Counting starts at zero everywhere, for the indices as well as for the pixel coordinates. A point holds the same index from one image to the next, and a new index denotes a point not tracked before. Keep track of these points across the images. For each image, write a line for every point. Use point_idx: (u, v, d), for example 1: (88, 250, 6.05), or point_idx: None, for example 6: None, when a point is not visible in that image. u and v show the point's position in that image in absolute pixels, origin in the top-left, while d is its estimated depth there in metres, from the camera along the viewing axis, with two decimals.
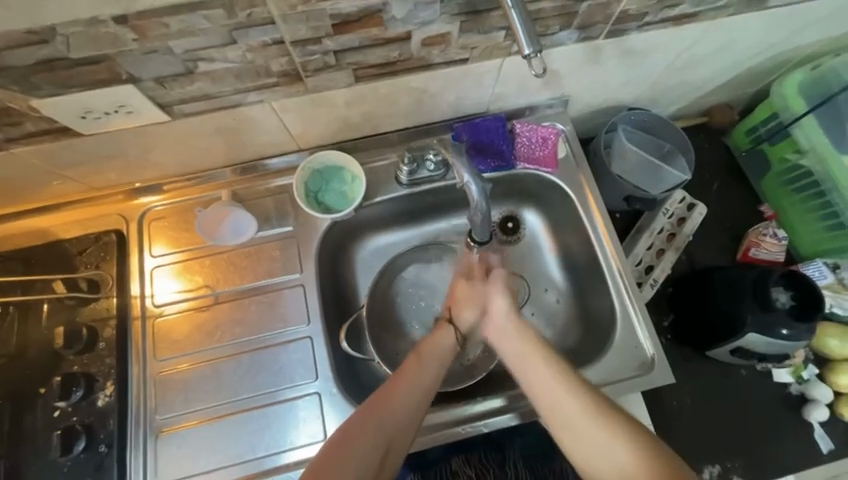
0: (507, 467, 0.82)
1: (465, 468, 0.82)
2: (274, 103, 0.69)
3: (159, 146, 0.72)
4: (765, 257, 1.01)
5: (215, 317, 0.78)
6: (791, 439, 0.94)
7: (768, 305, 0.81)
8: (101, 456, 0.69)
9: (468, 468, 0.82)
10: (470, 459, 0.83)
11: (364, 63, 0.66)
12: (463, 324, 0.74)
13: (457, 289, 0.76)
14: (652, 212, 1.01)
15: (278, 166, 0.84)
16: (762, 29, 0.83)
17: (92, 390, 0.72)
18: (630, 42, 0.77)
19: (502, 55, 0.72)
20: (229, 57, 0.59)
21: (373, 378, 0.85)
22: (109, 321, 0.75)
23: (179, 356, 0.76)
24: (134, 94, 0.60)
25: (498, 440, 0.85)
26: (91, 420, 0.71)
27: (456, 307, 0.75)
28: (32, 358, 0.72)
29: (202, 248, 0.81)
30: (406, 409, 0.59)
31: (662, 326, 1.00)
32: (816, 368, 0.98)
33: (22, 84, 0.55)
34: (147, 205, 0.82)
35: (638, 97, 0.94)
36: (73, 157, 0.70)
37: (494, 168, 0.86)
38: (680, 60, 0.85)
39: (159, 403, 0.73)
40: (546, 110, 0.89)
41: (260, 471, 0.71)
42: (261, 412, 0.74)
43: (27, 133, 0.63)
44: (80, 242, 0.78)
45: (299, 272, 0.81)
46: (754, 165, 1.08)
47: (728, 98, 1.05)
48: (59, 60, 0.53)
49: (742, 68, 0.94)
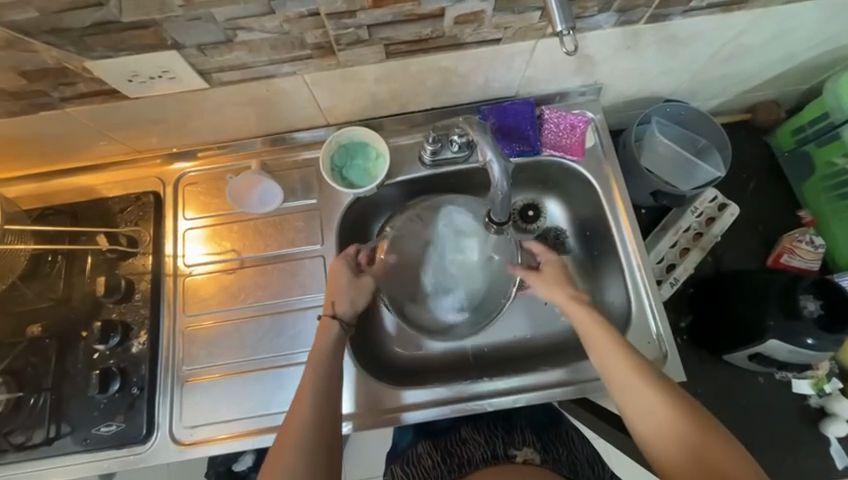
0: (515, 433, 0.79)
1: (474, 435, 0.80)
2: (307, 77, 0.71)
3: (198, 112, 0.75)
4: (797, 264, 0.96)
5: (240, 280, 0.82)
6: (804, 450, 0.92)
7: (795, 313, 0.78)
8: (133, 397, 0.75)
9: (477, 435, 0.79)
10: (479, 428, 0.81)
11: (395, 39, 0.66)
12: (344, 313, 0.72)
13: (343, 299, 0.72)
14: (680, 209, 0.98)
15: (306, 140, 0.86)
16: (820, 20, 0.77)
17: (127, 337, 0.78)
18: (672, 28, 0.74)
19: (535, 36, 0.70)
20: (267, 27, 0.61)
21: (371, 340, 0.88)
22: (145, 276, 0.80)
23: (205, 313, 0.81)
24: (177, 60, 0.63)
25: (507, 412, 0.85)
26: (126, 364, 0.77)
27: (335, 300, 0.72)
28: (75, 304, 0.79)
29: (230, 215, 0.85)
30: (321, 394, 0.64)
31: (680, 326, 0.98)
32: (840, 383, 0.95)
33: (78, 45, 0.59)
34: (181, 170, 0.86)
35: (676, 88, 0.91)
36: (119, 119, 0.74)
37: (519, 152, 0.85)
38: (726, 49, 0.81)
39: (185, 354, 0.79)
40: (577, 98, 0.87)
41: (275, 425, 0.76)
42: (278, 371, 0.78)
43: (80, 93, 0.67)
44: (122, 201, 0.83)
45: (321, 243, 0.84)
46: (795, 167, 1.03)
47: (775, 95, 0.99)
48: (111, 24, 0.57)
49: (796, 61, 0.88)
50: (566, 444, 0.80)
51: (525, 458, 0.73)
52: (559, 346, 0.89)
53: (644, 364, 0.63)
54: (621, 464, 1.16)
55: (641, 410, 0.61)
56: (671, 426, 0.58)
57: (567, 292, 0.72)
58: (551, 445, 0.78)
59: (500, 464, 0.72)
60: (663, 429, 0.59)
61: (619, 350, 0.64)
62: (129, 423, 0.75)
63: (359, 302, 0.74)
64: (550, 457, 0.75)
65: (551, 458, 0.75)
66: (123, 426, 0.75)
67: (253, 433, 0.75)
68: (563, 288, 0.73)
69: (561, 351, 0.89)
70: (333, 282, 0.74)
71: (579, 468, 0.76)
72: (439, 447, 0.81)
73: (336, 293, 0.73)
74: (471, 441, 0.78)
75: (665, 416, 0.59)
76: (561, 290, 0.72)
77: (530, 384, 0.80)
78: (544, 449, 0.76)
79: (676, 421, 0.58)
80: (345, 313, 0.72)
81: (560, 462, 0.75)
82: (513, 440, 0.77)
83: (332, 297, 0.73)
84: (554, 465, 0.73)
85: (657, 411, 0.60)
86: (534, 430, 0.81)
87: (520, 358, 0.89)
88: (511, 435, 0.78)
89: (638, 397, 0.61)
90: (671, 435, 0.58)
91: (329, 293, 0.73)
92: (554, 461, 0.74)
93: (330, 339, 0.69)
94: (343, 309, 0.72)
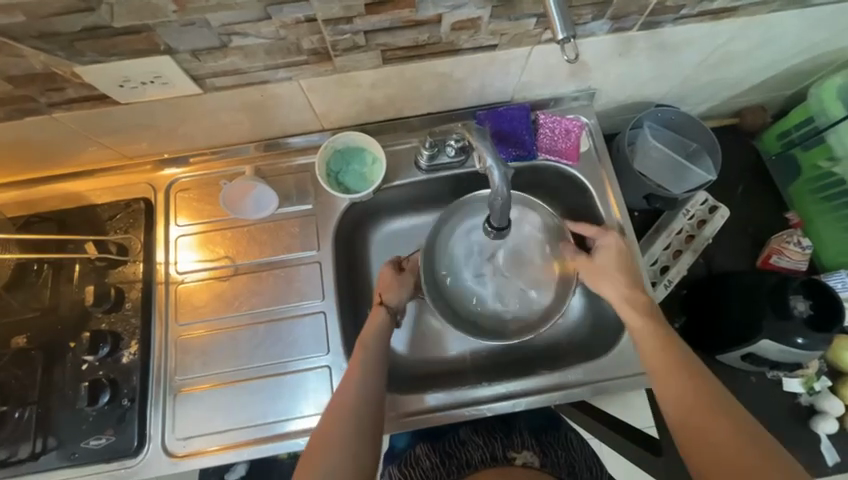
0: (514, 435, 0.80)
1: (474, 437, 0.80)
2: (302, 82, 0.71)
3: (191, 117, 0.74)
4: (786, 265, 0.99)
5: (234, 288, 0.81)
6: (795, 447, 0.94)
7: (786, 314, 0.80)
8: (123, 409, 0.74)
9: (477, 437, 0.80)
10: (479, 430, 0.82)
11: (392, 45, 0.66)
12: (393, 303, 0.78)
13: (392, 291, 0.79)
14: (672, 212, 1.00)
15: (301, 145, 0.86)
16: (805, 27, 0.79)
17: (117, 347, 0.76)
18: (664, 35, 0.75)
19: (530, 43, 0.71)
20: (263, 33, 0.61)
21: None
22: (136, 284, 0.79)
23: (199, 321, 0.79)
24: (170, 65, 0.62)
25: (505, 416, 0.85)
26: (116, 375, 0.75)
27: (385, 292, 0.78)
28: (63, 314, 0.76)
29: (224, 221, 0.83)
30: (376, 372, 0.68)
31: (673, 328, 1.00)
32: (829, 381, 0.97)
33: (67, 50, 0.58)
34: (173, 176, 0.85)
35: (667, 94, 0.92)
36: (108, 124, 0.72)
37: (515, 157, 0.85)
38: (715, 56, 0.83)
39: (178, 365, 0.77)
40: (571, 103, 0.88)
41: (270, 435, 0.74)
42: (274, 380, 0.77)
43: (69, 98, 0.65)
44: (111, 208, 0.82)
45: (317, 249, 0.83)
46: (782, 170, 1.06)
47: (762, 100, 1.02)
48: (101, 29, 0.55)
49: (782, 67, 0.90)
50: (565, 447, 0.80)
51: (524, 460, 0.74)
52: (557, 349, 0.90)
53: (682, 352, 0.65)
54: (615, 465, 1.16)
55: (663, 383, 0.63)
56: (690, 410, 0.59)
57: (623, 292, 0.74)
58: (550, 450, 0.78)
59: (499, 464, 0.73)
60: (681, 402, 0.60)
61: (650, 328, 0.68)
62: (119, 436, 0.73)
63: (404, 294, 0.80)
64: (549, 461, 0.75)
65: (550, 462, 0.75)
66: (113, 439, 0.73)
67: (248, 443, 0.74)
68: (618, 288, 0.75)
69: (559, 354, 0.89)
70: (384, 278, 0.80)
71: (578, 470, 0.76)
72: (438, 448, 0.80)
73: (386, 287, 0.79)
74: (470, 443, 0.79)
75: (686, 399, 0.60)
76: (615, 288, 0.75)
77: (528, 388, 0.79)
78: (543, 452, 0.76)
79: (696, 407, 0.59)
80: (395, 303, 0.78)
81: (558, 465, 0.75)
82: (512, 443, 0.77)
83: (381, 290, 0.79)
84: (553, 468, 0.74)
85: (681, 387, 0.61)
86: (533, 433, 0.81)
87: (518, 361, 0.89)
88: (511, 438, 0.78)
89: (663, 370, 0.64)
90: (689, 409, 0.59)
91: (378, 288, 0.80)
92: (552, 464, 0.75)
93: (386, 325, 0.74)
94: (392, 299, 0.78)
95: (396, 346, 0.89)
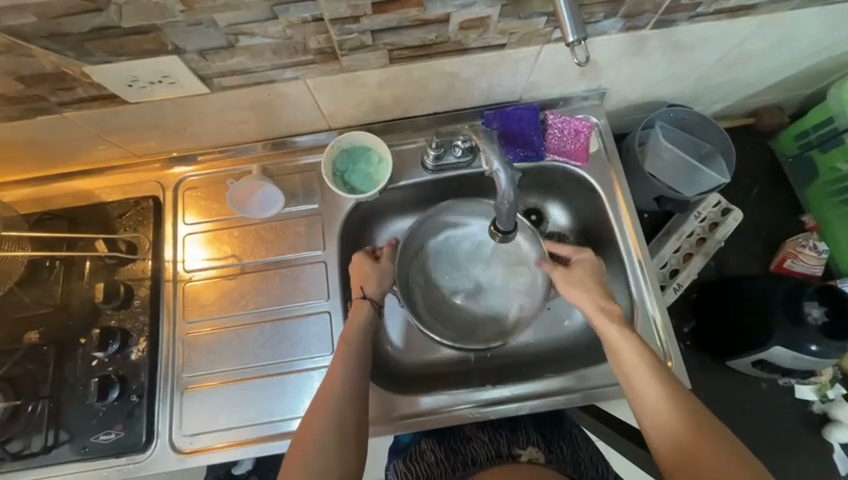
0: (519, 432, 0.79)
1: (479, 434, 0.79)
2: (309, 81, 0.70)
3: (198, 116, 0.74)
4: (800, 269, 0.96)
5: (240, 287, 0.81)
6: (806, 455, 0.92)
7: (799, 319, 0.78)
8: (132, 405, 0.75)
9: (482, 434, 0.79)
10: (484, 427, 0.81)
11: (400, 44, 0.66)
12: (375, 296, 0.75)
13: (371, 282, 0.75)
14: (683, 214, 0.98)
15: (308, 144, 0.86)
16: (826, 25, 0.77)
17: (126, 344, 0.77)
18: (679, 34, 0.73)
19: (540, 42, 0.70)
20: (269, 33, 0.60)
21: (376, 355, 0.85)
22: (144, 281, 0.80)
23: (205, 320, 0.80)
24: (178, 65, 0.62)
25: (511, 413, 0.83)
26: (125, 372, 0.76)
27: (364, 284, 0.75)
28: (74, 310, 0.78)
29: (230, 220, 0.84)
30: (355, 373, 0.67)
31: (683, 331, 0.98)
32: (843, 389, 0.94)
33: (77, 50, 0.58)
34: (181, 175, 0.85)
35: (681, 93, 0.90)
36: (117, 124, 0.73)
37: (522, 158, 0.84)
38: (732, 54, 0.80)
39: (185, 361, 0.78)
40: (581, 102, 0.87)
41: (276, 433, 0.75)
42: (279, 379, 0.77)
43: (79, 98, 0.66)
44: (120, 206, 0.82)
45: (322, 249, 0.83)
46: (799, 172, 1.03)
47: (779, 99, 0.99)
48: (111, 29, 0.56)
49: (801, 66, 0.87)
50: (571, 445, 0.80)
51: (530, 457, 0.73)
52: (563, 352, 0.89)
53: (648, 357, 0.64)
54: None
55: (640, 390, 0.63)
56: (665, 420, 0.60)
57: (596, 302, 0.70)
58: (556, 451, 0.77)
59: (503, 462, 0.72)
60: (655, 408, 0.61)
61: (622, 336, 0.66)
62: (128, 432, 0.74)
63: (386, 284, 0.76)
64: (554, 457, 0.75)
65: (555, 458, 0.75)
66: (122, 435, 0.74)
67: (255, 441, 0.75)
68: (591, 296, 0.71)
69: (565, 357, 0.88)
70: (359, 270, 0.76)
71: (583, 467, 0.76)
72: (444, 443, 0.79)
73: (363, 278, 0.76)
74: (475, 439, 0.78)
75: (659, 408, 0.61)
76: (588, 296, 0.71)
77: (531, 391, 0.79)
78: (548, 449, 0.76)
79: (673, 419, 0.60)
80: (376, 295, 0.75)
81: (563, 462, 0.75)
82: (518, 439, 0.77)
83: (360, 282, 0.76)
84: (558, 465, 0.73)
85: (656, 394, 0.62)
86: (538, 430, 0.81)
87: (523, 364, 0.88)
88: (516, 435, 0.78)
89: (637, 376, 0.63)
90: (663, 417, 0.60)
91: (355, 278, 0.76)
92: (558, 461, 0.75)
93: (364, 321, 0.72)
94: (372, 292, 0.75)
95: (397, 345, 0.89)
